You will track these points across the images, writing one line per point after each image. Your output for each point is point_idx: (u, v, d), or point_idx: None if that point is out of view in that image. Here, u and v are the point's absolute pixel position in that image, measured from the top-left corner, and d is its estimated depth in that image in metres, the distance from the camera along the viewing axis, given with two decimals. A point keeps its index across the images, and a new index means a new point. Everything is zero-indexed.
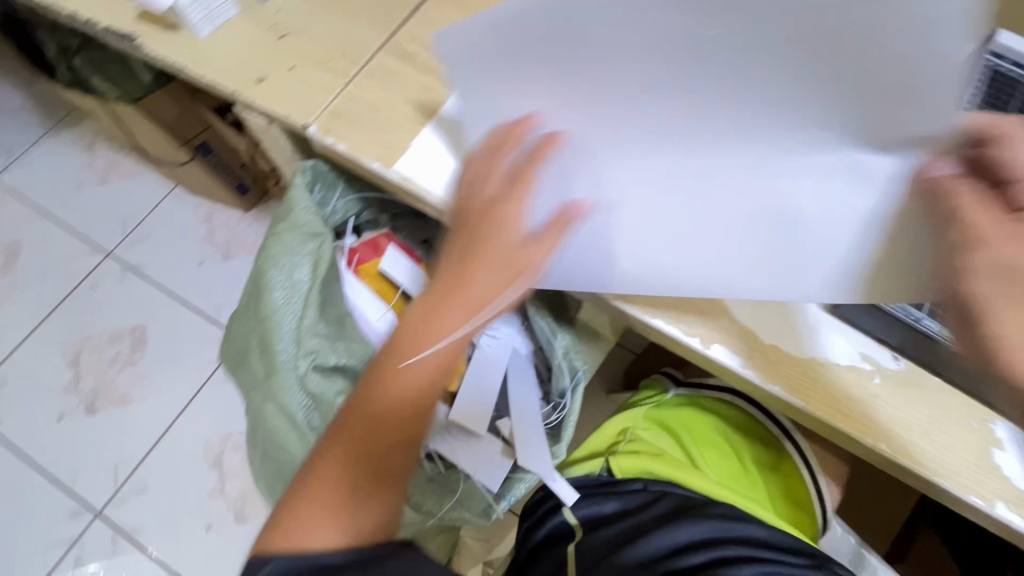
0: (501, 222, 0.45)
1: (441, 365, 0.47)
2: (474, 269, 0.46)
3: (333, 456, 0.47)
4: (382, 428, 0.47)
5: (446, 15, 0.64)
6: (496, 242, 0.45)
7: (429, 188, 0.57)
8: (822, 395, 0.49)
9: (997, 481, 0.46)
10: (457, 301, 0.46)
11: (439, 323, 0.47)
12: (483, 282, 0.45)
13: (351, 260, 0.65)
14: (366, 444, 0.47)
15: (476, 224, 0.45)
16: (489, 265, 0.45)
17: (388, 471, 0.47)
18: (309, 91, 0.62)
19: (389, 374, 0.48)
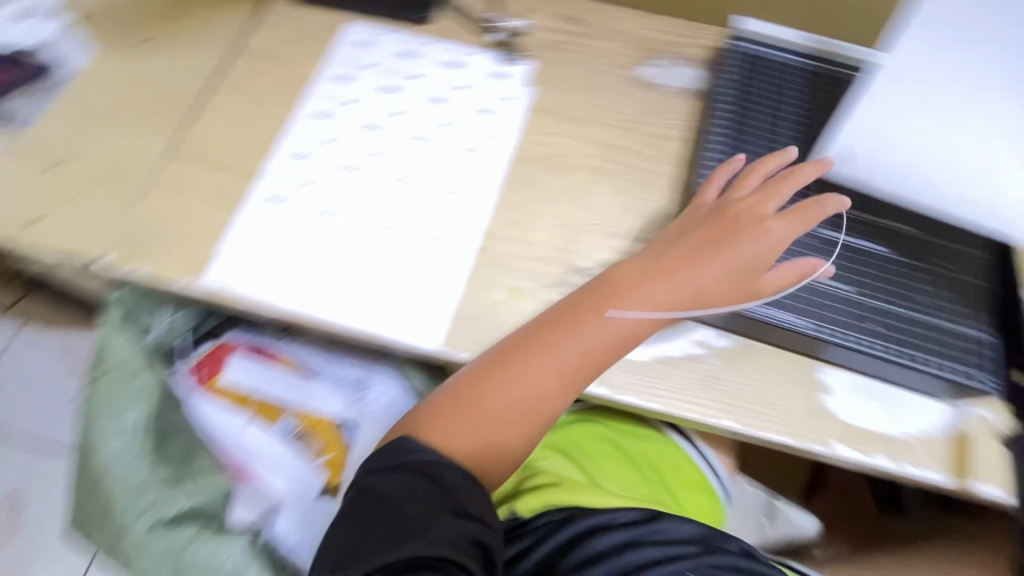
0: (754, 234, 0.48)
1: (621, 335, 0.48)
2: (694, 262, 0.49)
3: (509, 388, 0.47)
4: (506, 388, 0.47)
5: (238, 106, 0.63)
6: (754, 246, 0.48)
7: (247, 293, 0.54)
8: (670, 391, 0.51)
9: (831, 423, 0.50)
10: (660, 286, 0.49)
11: (604, 311, 0.48)
12: (694, 271, 0.48)
13: (199, 377, 0.62)
14: (556, 382, 0.48)
15: (736, 223, 0.49)
16: (677, 269, 0.49)
17: (504, 427, 0.47)
18: (97, 219, 0.57)
19: (566, 322, 0.49)
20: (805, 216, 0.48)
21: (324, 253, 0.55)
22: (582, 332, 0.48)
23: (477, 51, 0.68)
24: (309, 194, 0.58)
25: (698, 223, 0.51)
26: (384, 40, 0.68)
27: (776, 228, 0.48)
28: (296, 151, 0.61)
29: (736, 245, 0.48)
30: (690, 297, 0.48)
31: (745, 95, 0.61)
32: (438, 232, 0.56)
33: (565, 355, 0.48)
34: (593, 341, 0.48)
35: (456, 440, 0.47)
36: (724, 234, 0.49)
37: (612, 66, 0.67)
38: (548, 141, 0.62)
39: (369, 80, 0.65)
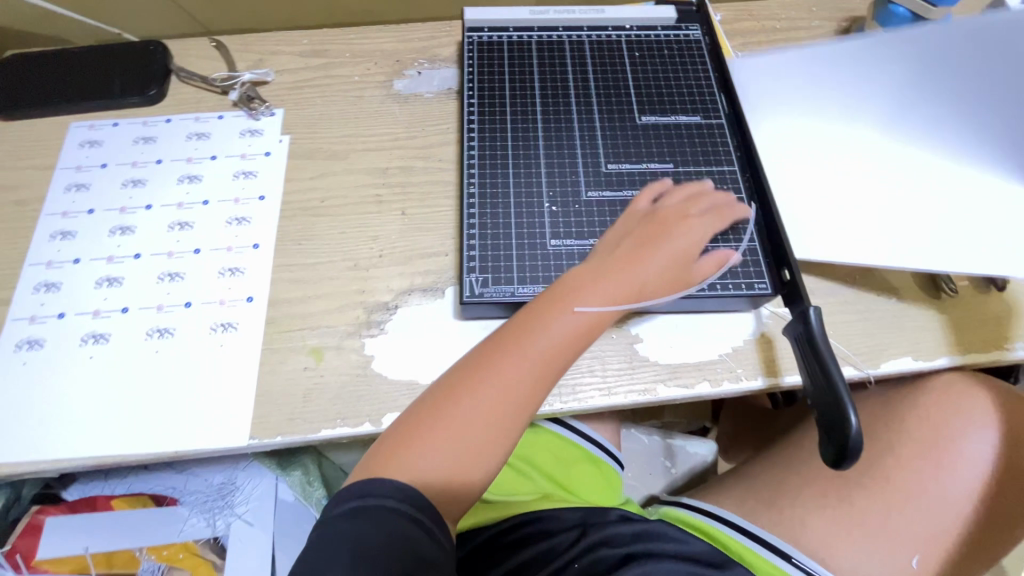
0: (676, 228, 0.49)
1: (584, 330, 0.44)
2: (634, 256, 0.47)
3: (482, 398, 0.41)
4: (480, 404, 0.41)
5: None
6: (684, 237, 0.49)
7: (20, 457, 0.48)
8: None
9: (651, 370, 0.51)
10: (610, 279, 0.46)
11: (566, 307, 0.44)
12: (638, 263, 0.47)
13: (16, 563, 0.55)
14: (534, 374, 0.42)
15: (662, 222, 0.49)
16: (627, 266, 0.46)
17: (486, 439, 0.41)
18: None
19: (527, 318, 0.44)
20: (721, 216, 0.51)
21: (101, 384, 0.50)
22: (551, 325, 0.43)
23: (221, 113, 0.64)
24: (68, 326, 0.53)
25: (631, 226, 0.49)
26: (115, 132, 0.63)
27: (696, 226, 0.50)
28: (43, 283, 0.55)
29: (667, 236, 0.48)
30: (638, 289, 0.46)
31: (490, 83, 0.60)
32: (226, 319, 0.53)
33: (534, 356, 0.43)
34: (564, 335, 0.43)
35: (423, 471, 0.40)
36: (660, 234, 0.48)
37: (366, 88, 0.66)
38: (321, 184, 0.60)
39: (110, 181, 0.60)
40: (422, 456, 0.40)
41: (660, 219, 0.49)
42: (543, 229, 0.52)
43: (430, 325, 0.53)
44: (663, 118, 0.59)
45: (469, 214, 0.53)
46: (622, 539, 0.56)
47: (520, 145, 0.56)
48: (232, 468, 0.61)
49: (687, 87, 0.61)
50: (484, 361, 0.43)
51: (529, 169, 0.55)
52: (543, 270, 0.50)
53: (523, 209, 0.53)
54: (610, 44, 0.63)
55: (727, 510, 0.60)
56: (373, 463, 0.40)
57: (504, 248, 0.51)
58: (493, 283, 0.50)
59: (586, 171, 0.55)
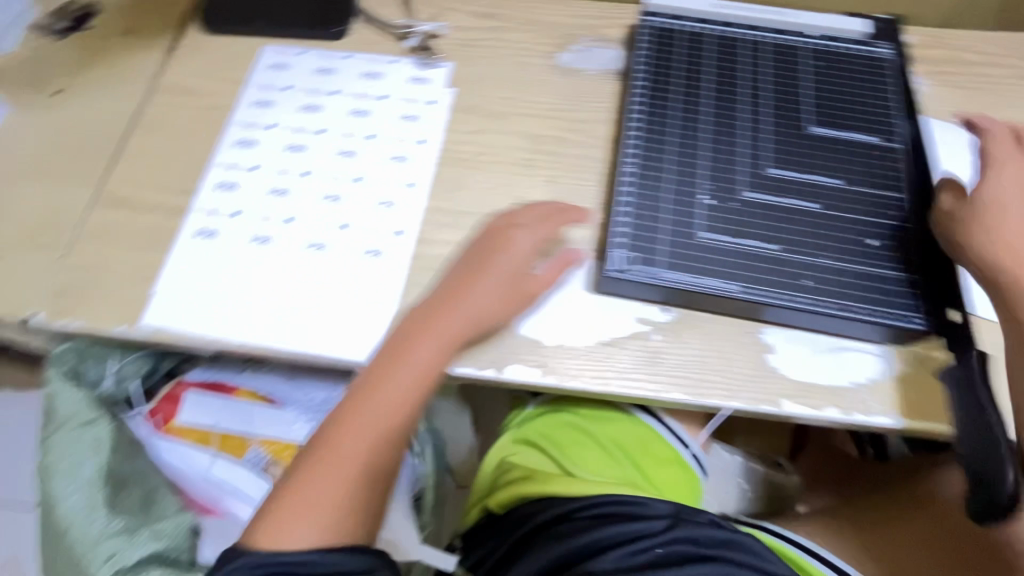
0: (503, 251, 0.52)
1: (432, 363, 0.49)
2: (476, 283, 0.51)
3: (365, 429, 0.47)
4: (309, 486, 0.45)
5: (156, 147, 0.62)
6: (513, 259, 0.52)
7: (187, 330, 0.53)
8: (618, 373, 0.51)
9: (777, 382, 0.50)
10: (431, 331, 0.49)
11: (412, 345, 0.49)
12: (484, 283, 0.51)
13: (155, 422, 0.62)
14: (395, 403, 0.48)
15: (484, 248, 0.52)
16: (459, 308, 0.50)
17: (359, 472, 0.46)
18: (21, 280, 0.56)
19: (366, 375, 0.49)
20: (551, 221, 0.54)
21: (263, 281, 0.55)
22: (405, 360, 0.48)
23: (394, 57, 0.67)
24: (239, 224, 0.58)
25: (477, 251, 0.53)
26: (299, 59, 0.67)
27: (529, 241, 0.53)
28: (222, 182, 0.60)
29: (486, 281, 0.51)
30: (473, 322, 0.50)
31: (662, 69, 0.59)
32: (376, 245, 0.56)
33: (400, 382, 0.48)
34: (427, 359, 0.49)
35: (323, 509, 0.45)
36: (482, 265, 0.51)
37: (531, 56, 0.67)
38: (477, 140, 0.62)
39: (289, 102, 0.65)
40: (304, 516, 0.45)
41: (464, 256, 0.52)
42: (697, 220, 0.52)
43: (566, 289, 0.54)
44: (838, 132, 0.56)
45: (624, 191, 0.53)
46: (702, 538, 0.54)
47: (684, 134, 0.56)
48: (333, 387, 0.65)
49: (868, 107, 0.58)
50: (362, 392, 0.48)
51: (691, 158, 0.54)
52: (692, 261, 0.50)
53: (680, 197, 0.52)
54: (791, 49, 0.61)
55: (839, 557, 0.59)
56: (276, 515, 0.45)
57: (654, 231, 0.51)
58: (640, 262, 0.50)
59: (749, 170, 0.54)
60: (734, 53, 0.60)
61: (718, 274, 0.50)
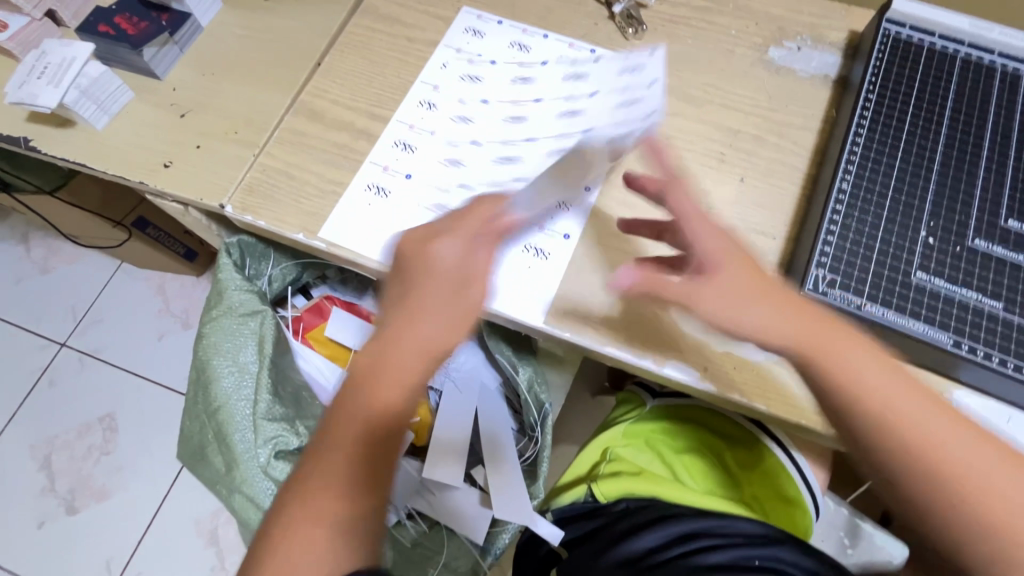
0: (438, 272, 0.42)
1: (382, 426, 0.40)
2: (410, 318, 0.41)
3: (316, 495, 0.40)
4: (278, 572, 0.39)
5: (353, 67, 0.63)
6: (438, 287, 0.41)
7: (361, 248, 0.55)
8: (780, 395, 0.48)
9: None
10: (367, 388, 0.40)
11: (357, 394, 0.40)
12: (416, 310, 0.41)
13: (297, 328, 0.68)
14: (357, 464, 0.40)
15: (409, 273, 0.42)
16: (374, 355, 0.40)
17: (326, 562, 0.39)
18: (216, 167, 0.59)
19: (324, 436, 0.41)
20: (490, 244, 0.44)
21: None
22: (344, 422, 0.40)
23: (594, 46, 0.64)
24: (424, 187, 0.58)
25: (393, 282, 0.43)
26: (497, 29, 0.65)
27: (438, 260, 0.42)
28: (403, 141, 0.60)
29: (415, 307, 0.41)
30: (422, 345, 0.41)
31: (896, 85, 0.54)
32: (541, 246, 0.55)
33: (346, 426, 0.40)
34: (380, 399, 0.39)
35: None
36: (416, 286, 0.42)
37: (741, 45, 0.63)
38: (668, 122, 0.60)
39: (490, 46, 0.64)
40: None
41: (396, 279, 0.43)
42: (910, 258, 0.48)
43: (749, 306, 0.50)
44: None
45: (834, 209, 0.49)
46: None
47: (909, 160, 0.51)
48: None
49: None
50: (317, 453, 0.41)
51: (912, 189, 0.50)
52: (899, 300, 0.47)
53: (894, 228, 0.48)
54: None
55: None
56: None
57: (856, 258, 0.48)
58: (839, 287, 0.47)
59: (978, 213, 0.49)
60: (986, 82, 0.54)
61: (925, 318, 0.46)
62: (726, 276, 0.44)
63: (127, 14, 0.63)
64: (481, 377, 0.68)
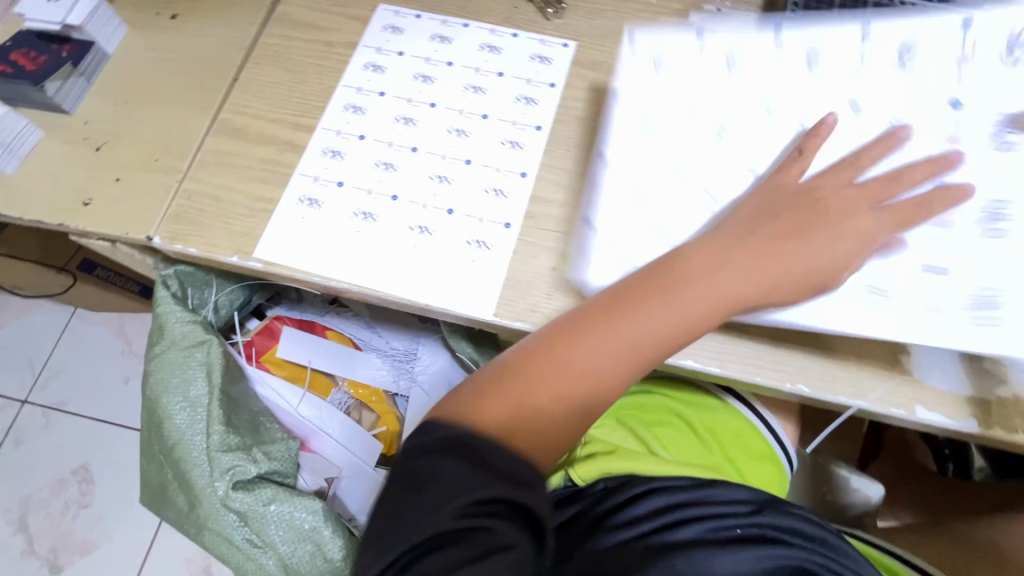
0: (840, 216, 0.44)
1: (689, 326, 0.44)
2: (777, 245, 0.44)
3: (600, 337, 0.43)
4: (528, 385, 0.43)
5: (271, 78, 0.61)
6: (848, 219, 0.44)
7: (299, 265, 0.54)
8: (733, 356, 0.49)
9: (912, 386, 0.47)
10: (701, 285, 0.44)
11: (683, 282, 0.44)
12: (767, 266, 0.44)
13: (250, 353, 0.66)
14: (647, 341, 0.43)
15: (820, 203, 0.45)
16: (726, 272, 0.44)
17: (560, 418, 0.43)
18: (139, 199, 0.57)
19: (625, 305, 0.44)
20: (901, 219, 0.44)
21: (366, 261, 0.53)
22: (669, 298, 0.44)
23: (515, 31, 0.63)
24: (356, 193, 0.56)
25: (787, 201, 0.45)
26: (416, 24, 0.64)
27: (846, 188, 0.45)
28: (329, 149, 0.58)
29: (811, 238, 0.44)
30: (779, 280, 0.44)
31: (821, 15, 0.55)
32: (482, 237, 0.54)
33: (640, 327, 0.43)
34: (698, 303, 0.43)
35: (536, 431, 0.42)
36: (819, 214, 0.45)
37: (660, 13, 0.63)
38: (597, 99, 0.59)
39: (411, 41, 0.63)
40: (524, 429, 0.42)
41: (837, 196, 0.45)
42: None
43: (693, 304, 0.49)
44: None
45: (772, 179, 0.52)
46: (795, 529, 0.52)
47: None
48: (414, 339, 0.69)
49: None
50: (617, 311, 0.44)
51: None
52: None
53: None
54: None
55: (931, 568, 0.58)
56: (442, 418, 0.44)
57: None
58: None
59: None
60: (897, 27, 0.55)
61: None
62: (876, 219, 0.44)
63: (24, 49, 0.60)
64: (448, 378, 0.68)
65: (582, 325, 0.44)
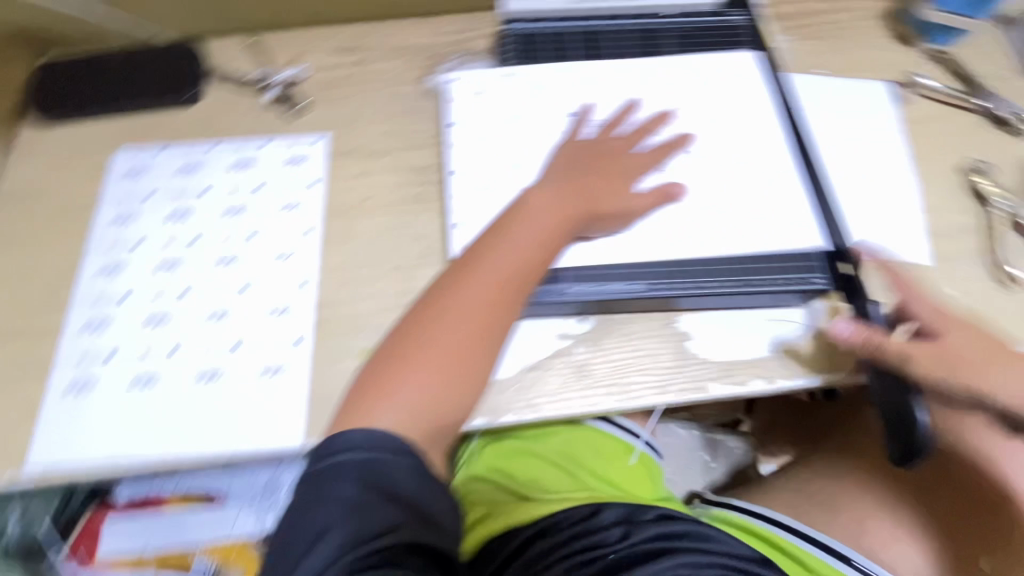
0: (617, 159, 0.55)
1: (543, 253, 0.49)
2: (591, 178, 0.53)
3: (471, 278, 0.48)
4: (420, 340, 0.46)
5: (12, 262, 0.56)
6: (626, 162, 0.55)
7: (82, 459, 0.49)
8: (544, 397, 0.50)
9: (705, 366, 0.51)
10: (544, 215, 0.51)
11: (528, 220, 0.50)
12: (577, 199, 0.52)
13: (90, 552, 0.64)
14: (512, 271, 0.48)
15: (604, 152, 0.55)
16: (561, 202, 0.51)
17: (450, 363, 0.45)
18: None
19: (491, 243, 0.50)
20: (658, 155, 0.56)
21: (156, 430, 0.49)
22: (520, 232, 0.50)
23: (263, 139, 0.62)
24: (130, 361, 0.52)
25: (589, 154, 0.55)
26: (158, 160, 0.61)
27: (615, 142, 0.56)
28: (91, 321, 0.54)
29: (611, 172, 0.54)
30: (601, 204, 0.52)
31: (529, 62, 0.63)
32: (275, 362, 0.51)
33: (500, 266, 0.48)
34: (546, 230, 0.50)
35: (429, 385, 0.44)
36: (608, 159, 0.55)
37: (402, 83, 0.65)
38: (361, 183, 0.60)
39: (157, 179, 0.60)
40: (420, 380, 0.44)
41: (613, 146, 0.56)
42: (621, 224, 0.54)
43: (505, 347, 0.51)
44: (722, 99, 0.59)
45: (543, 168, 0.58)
46: (663, 533, 0.55)
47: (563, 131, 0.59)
48: (272, 475, 0.67)
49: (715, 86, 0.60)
50: (478, 254, 0.49)
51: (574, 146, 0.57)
52: (591, 269, 0.52)
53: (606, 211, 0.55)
54: (653, 33, 0.64)
55: (782, 514, 0.61)
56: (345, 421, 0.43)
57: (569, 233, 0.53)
58: (544, 283, 0.51)
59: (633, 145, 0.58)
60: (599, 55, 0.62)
61: (619, 277, 0.51)
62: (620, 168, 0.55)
63: None
64: None
65: (452, 275, 0.49)
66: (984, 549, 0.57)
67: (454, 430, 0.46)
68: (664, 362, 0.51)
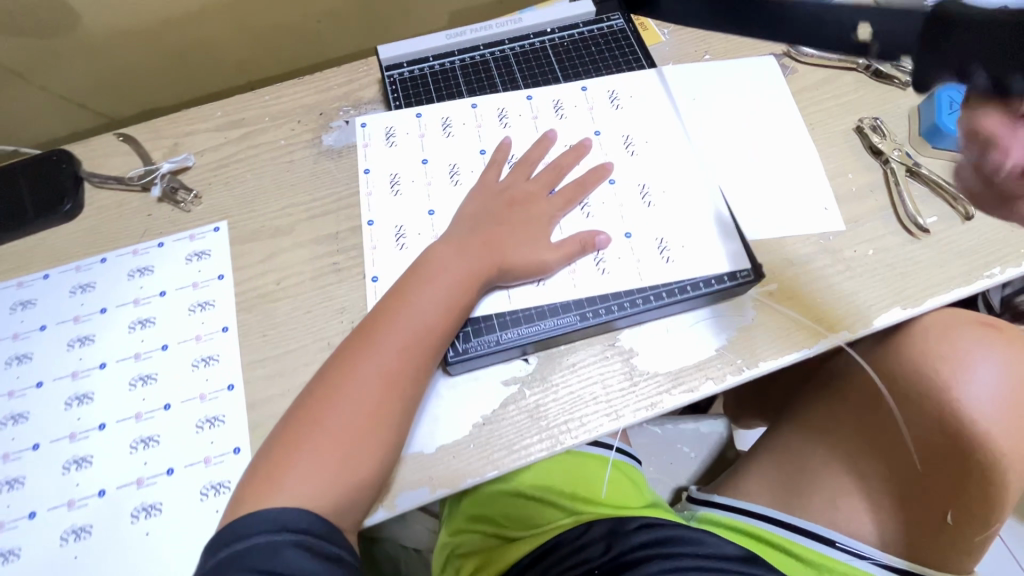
0: (524, 204, 0.55)
1: (449, 312, 0.48)
2: (494, 226, 0.53)
3: (372, 348, 0.46)
4: (324, 420, 0.44)
5: None
6: (532, 205, 0.55)
7: None
8: (500, 450, 0.48)
9: (656, 381, 0.50)
10: (445, 271, 0.49)
11: (433, 280, 0.49)
12: (478, 250, 0.51)
13: None
14: (416, 336, 0.47)
15: (514, 196, 0.55)
16: (461, 254, 0.50)
17: (356, 441, 0.44)
18: None
19: (392, 306, 0.48)
20: (569, 195, 0.55)
21: None
22: (422, 293, 0.48)
23: (159, 240, 0.58)
24: (55, 515, 0.48)
25: (500, 201, 0.55)
26: (47, 286, 0.57)
27: (527, 182, 0.56)
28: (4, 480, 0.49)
29: (516, 216, 0.54)
30: (505, 253, 0.51)
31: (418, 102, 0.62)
32: (217, 479, 0.48)
33: (403, 332, 0.47)
34: (449, 287, 0.49)
35: (335, 466, 0.43)
36: (518, 203, 0.55)
37: (295, 150, 0.62)
38: (273, 266, 0.57)
39: (49, 308, 0.56)
40: (323, 462, 0.43)
41: (524, 187, 0.56)
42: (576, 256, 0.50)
43: (429, 408, 0.49)
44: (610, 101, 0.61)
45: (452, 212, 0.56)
46: (649, 541, 0.56)
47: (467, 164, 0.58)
48: None
49: (616, 103, 0.60)
50: (379, 321, 0.48)
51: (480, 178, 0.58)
52: (522, 313, 0.52)
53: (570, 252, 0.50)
54: (532, 50, 0.65)
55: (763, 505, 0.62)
56: (239, 505, 0.42)
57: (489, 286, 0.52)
58: (476, 336, 0.51)
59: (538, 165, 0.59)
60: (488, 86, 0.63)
61: (550, 315, 0.51)
62: (524, 212, 0.54)
63: None
64: None
65: (352, 345, 0.47)
66: (950, 502, 0.59)
67: (367, 503, 0.44)
68: (616, 385, 0.50)
